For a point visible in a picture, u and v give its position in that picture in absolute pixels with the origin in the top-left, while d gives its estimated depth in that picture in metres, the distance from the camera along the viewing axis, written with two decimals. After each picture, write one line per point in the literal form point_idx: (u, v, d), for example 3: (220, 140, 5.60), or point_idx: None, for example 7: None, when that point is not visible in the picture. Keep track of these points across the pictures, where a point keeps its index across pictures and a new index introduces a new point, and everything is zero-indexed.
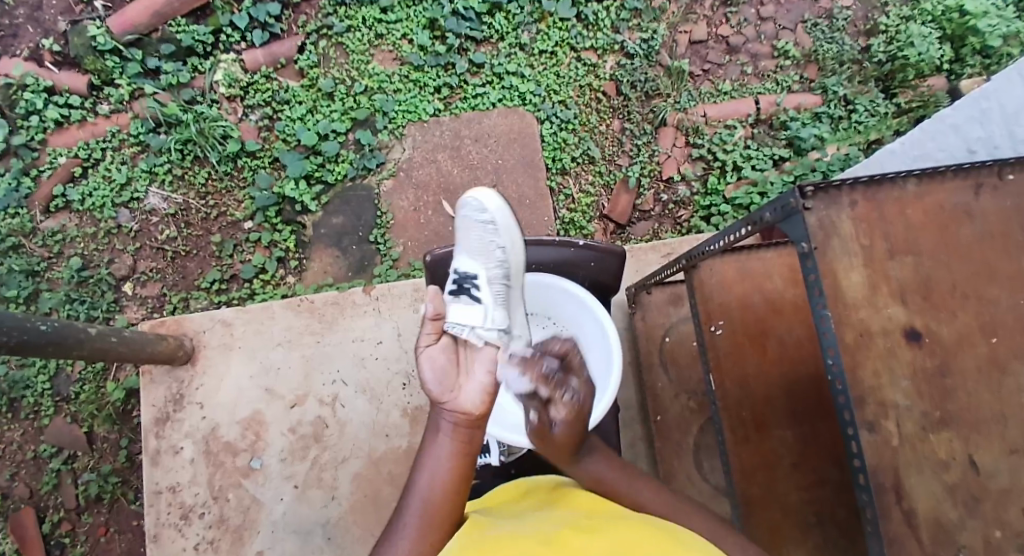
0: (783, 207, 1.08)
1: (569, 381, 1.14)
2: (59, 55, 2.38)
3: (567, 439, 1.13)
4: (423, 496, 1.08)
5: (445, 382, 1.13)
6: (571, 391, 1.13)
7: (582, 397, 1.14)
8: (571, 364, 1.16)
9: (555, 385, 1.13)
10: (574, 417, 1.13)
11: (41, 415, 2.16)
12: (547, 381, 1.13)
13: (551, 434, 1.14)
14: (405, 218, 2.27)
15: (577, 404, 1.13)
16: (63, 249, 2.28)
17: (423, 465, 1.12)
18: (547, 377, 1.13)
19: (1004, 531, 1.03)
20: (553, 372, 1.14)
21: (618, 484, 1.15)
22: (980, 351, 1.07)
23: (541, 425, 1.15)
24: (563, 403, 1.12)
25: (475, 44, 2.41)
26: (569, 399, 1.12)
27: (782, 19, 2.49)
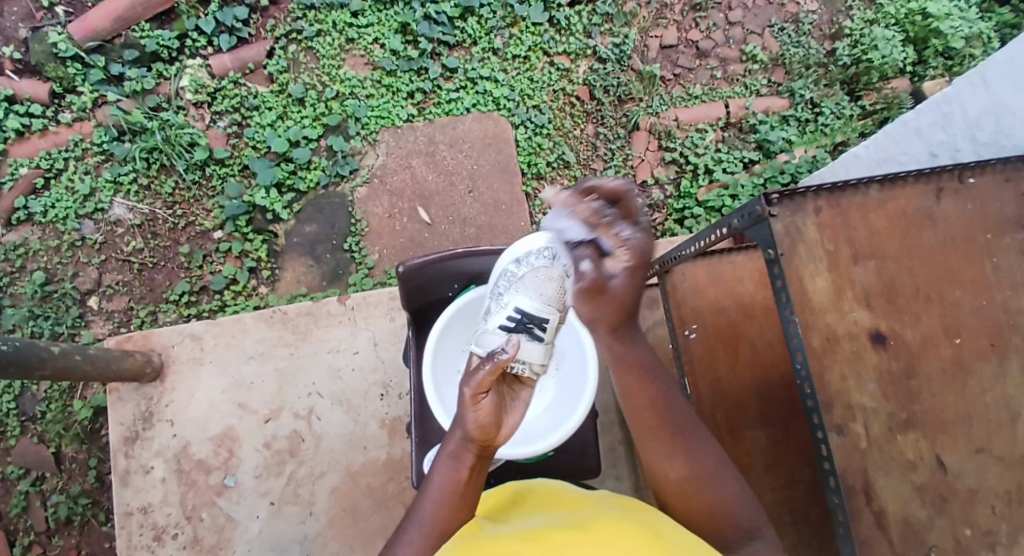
0: (750, 214, 1.11)
1: (629, 222, 1.08)
2: (19, 63, 2.32)
3: (629, 290, 1.13)
4: (434, 524, 1.06)
5: (486, 424, 1.02)
6: (630, 230, 1.08)
7: (642, 236, 1.08)
8: (626, 212, 1.08)
9: (608, 221, 1.07)
10: (637, 264, 1.10)
11: (7, 435, 2.10)
12: (603, 217, 1.07)
13: (608, 288, 1.12)
14: (380, 224, 2.25)
15: (638, 245, 1.08)
16: (25, 263, 2.22)
17: (434, 490, 1.07)
18: (601, 214, 1.07)
19: (972, 529, 1.04)
20: (604, 212, 1.07)
21: (647, 373, 1.21)
22: (944, 353, 1.09)
23: (598, 279, 1.11)
24: (625, 243, 1.08)
25: (448, 49, 2.41)
26: (626, 239, 1.07)
27: (749, 24, 2.52)
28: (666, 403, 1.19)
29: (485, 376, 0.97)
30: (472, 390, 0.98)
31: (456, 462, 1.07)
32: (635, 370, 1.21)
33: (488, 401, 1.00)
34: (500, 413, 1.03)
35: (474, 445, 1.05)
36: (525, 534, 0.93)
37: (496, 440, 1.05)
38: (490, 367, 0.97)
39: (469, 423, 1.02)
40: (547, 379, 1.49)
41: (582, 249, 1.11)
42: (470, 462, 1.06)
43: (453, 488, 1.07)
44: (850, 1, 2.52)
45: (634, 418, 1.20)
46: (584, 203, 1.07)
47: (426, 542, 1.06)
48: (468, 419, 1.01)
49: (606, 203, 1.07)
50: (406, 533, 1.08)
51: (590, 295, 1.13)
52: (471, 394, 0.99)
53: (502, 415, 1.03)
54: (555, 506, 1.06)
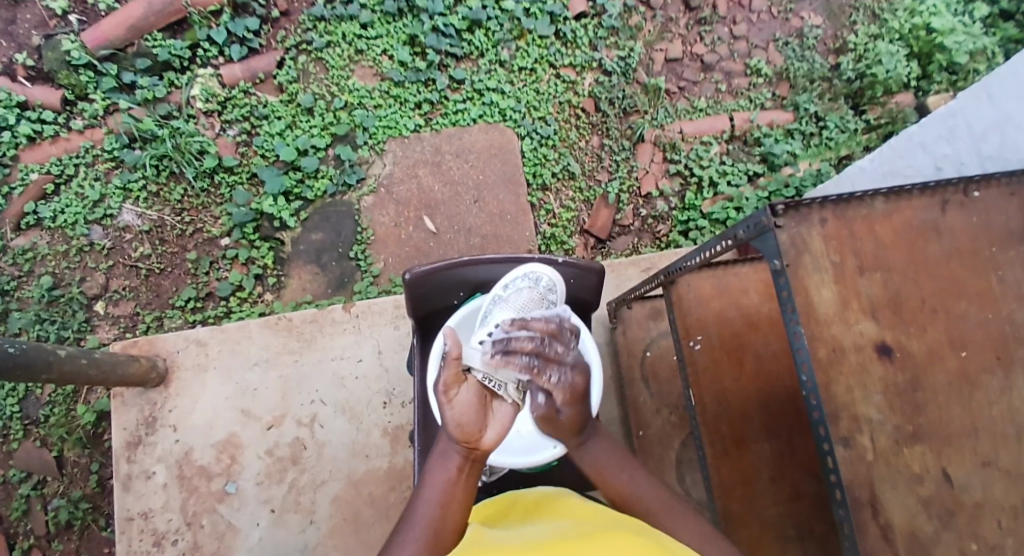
0: (756, 224, 1.10)
1: (557, 367, 1.06)
2: (33, 69, 2.35)
3: (574, 417, 1.12)
4: (432, 525, 1.06)
5: (466, 422, 1.10)
6: (558, 372, 1.06)
7: (572, 376, 1.07)
8: (551, 358, 1.06)
9: (539, 371, 1.05)
10: (575, 399, 1.09)
11: (10, 439, 2.10)
12: (532, 370, 1.05)
13: (557, 417, 1.11)
14: (385, 233, 2.26)
15: (570, 387, 1.07)
16: (33, 268, 2.23)
17: (428, 490, 1.10)
18: (529, 366, 1.06)
19: (978, 544, 1.04)
20: (532, 361, 1.05)
21: (619, 473, 1.16)
22: (950, 366, 1.09)
23: (547, 409, 1.09)
24: (557, 388, 1.06)
25: (455, 60, 2.43)
26: (557, 383, 1.06)
27: (755, 38, 2.54)
28: (636, 494, 1.14)
29: (450, 373, 1.09)
30: (444, 388, 1.10)
31: (444, 463, 1.12)
32: (602, 473, 1.16)
33: (463, 400, 1.11)
34: (480, 416, 1.11)
35: (460, 444, 1.12)
36: (526, 544, 0.93)
37: (481, 441, 1.11)
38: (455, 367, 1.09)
39: (449, 421, 1.10)
40: None
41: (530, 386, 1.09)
42: (458, 462, 1.11)
43: (444, 487, 1.10)
44: (855, 17, 2.53)
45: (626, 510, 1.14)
46: (515, 358, 1.06)
47: (421, 541, 1.05)
48: (449, 417, 1.10)
49: (535, 356, 1.06)
50: (400, 534, 1.07)
51: (542, 424, 1.11)
52: (444, 394, 1.10)
53: (483, 418, 1.12)
54: (557, 516, 1.06)
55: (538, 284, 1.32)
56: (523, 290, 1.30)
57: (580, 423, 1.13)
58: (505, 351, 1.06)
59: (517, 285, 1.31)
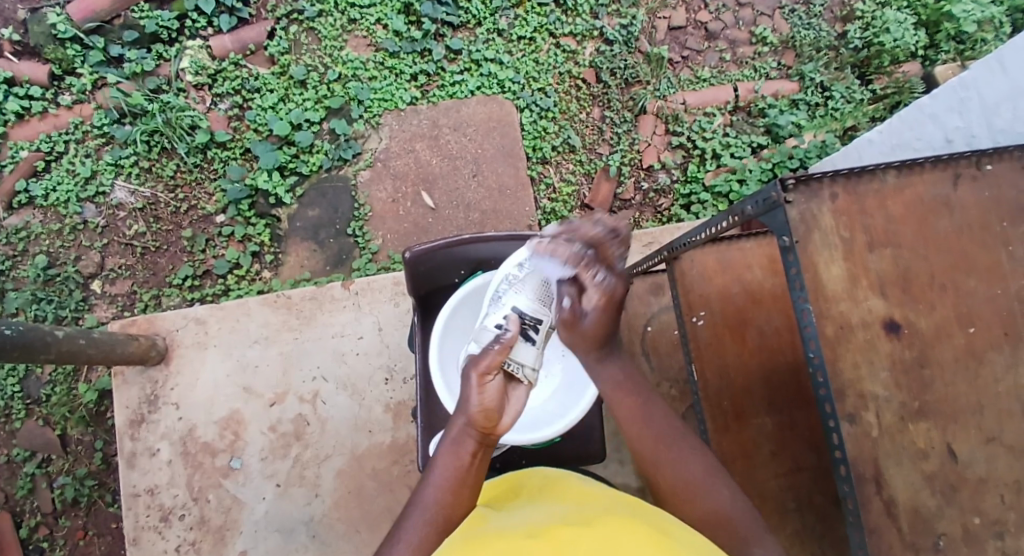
0: (766, 200, 1.08)
1: (603, 267, 1.07)
2: (19, 44, 2.29)
3: (601, 327, 1.10)
4: (438, 510, 1.05)
5: (490, 410, 1.07)
6: (606, 273, 1.07)
7: (616, 280, 1.07)
8: (605, 256, 1.07)
9: (586, 265, 1.08)
10: (608, 305, 1.08)
11: (12, 418, 2.10)
12: (582, 260, 1.08)
13: (581, 325, 1.10)
14: (383, 209, 2.23)
15: (610, 290, 1.07)
16: (28, 247, 2.21)
17: (437, 476, 1.07)
18: (579, 257, 1.08)
19: (982, 519, 1.04)
20: (585, 254, 1.08)
21: (632, 393, 1.15)
22: (958, 342, 1.08)
23: (571, 314, 1.11)
24: (598, 286, 1.07)
25: (452, 30, 2.37)
26: (601, 281, 1.07)
27: (759, 5, 2.48)
28: (645, 418, 1.14)
29: (495, 357, 1.08)
30: (482, 370, 1.07)
31: (458, 449, 1.08)
32: (617, 391, 1.16)
33: (491, 387, 1.08)
34: (503, 401, 1.09)
35: (475, 430, 1.08)
36: (529, 528, 0.93)
37: (498, 427, 1.09)
38: (500, 351, 1.09)
39: (472, 405, 1.07)
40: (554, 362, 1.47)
41: (565, 286, 1.11)
42: (471, 448, 1.08)
43: (456, 475, 1.07)
44: None
45: (631, 435, 1.14)
46: (566, 244, 1.10)
47: (428, 525, 1.04)
48: (473, 399, 1.07)
49: (590, 247, 1.08)
50: (407, 518, 1.06)
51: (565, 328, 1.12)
52: (477, 376, 1.07)
53: (504, 403, 1.09)
54: (561, 498, 1.06)
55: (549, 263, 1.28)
56: (535, 271, 1.26)
57: (607, 338, 1.13)
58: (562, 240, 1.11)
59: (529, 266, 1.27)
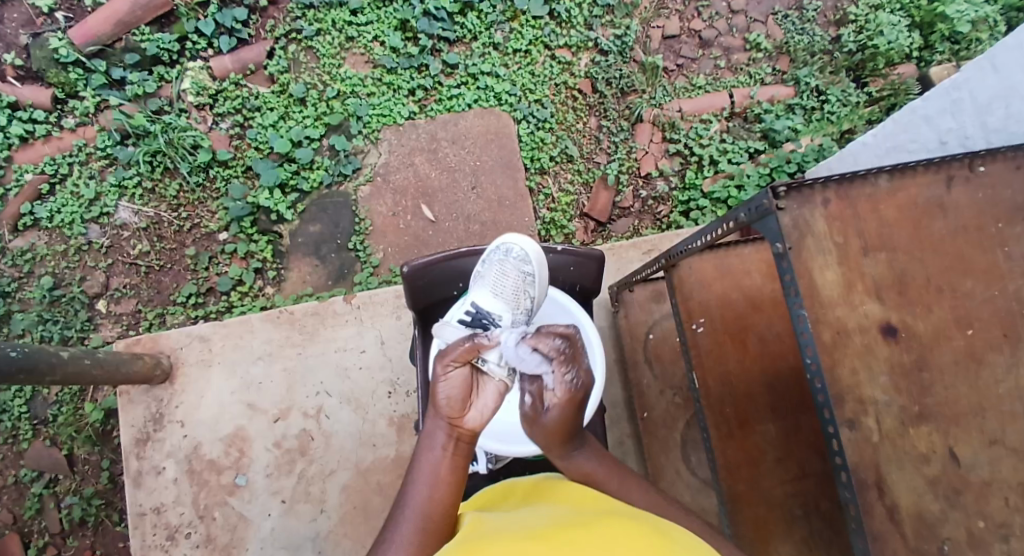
0: (757, 207, 1.08)
1: (575, 367, 1.05)
2: (22, 69, 2.33)
3: (559, 426, 1.08)
4: (418, 508, 1.06)
5: (455, 402, 1.09)
6: (573, 373, 1.05)
7: (582, 380, 1.06)
8: (577, 354, 1.05)
9: (562, 361, 1.05)
10: (570, 403, 1.07)
11: (20, 439, 2.12)
12: (561, 354, 1.05)
13: (542, 418, 1.09)
14: (384, 223, 2.25)
15: (576, 390, 1.06)
16: (33, 268, 2.23)
17: (417, 473, 1.10)
18: (558, 351, 1.05)
19: (987, 522, 1.03)
20: (561, 349, 1.05)
21: (608, 481, 1.13)
22: (956, 344, 1.08)
23: (532, 409, 1.10)
24: (564, 385, 1.05)
25: (448, 45, 2.39)
26: (569, 380, 1.05)
27: (752, 12, 2.49)
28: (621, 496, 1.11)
29: (463, 348, 1.08)
30: (446, 362, 1.08)
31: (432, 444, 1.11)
32: (588, 481, 1.12)
33: (457, 378, 1.09)
34: (471, 392, 1.10)
35: (446, 422, 1.10)
36: (524, 532, 0.93)
37: (467, 418, 1.10)
38: (471, 345, 1.08)
39: (442, 397, 1.09)
40: None
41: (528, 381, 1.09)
42: (442, 441, 1.10)
43: (432, 469, 1.09)
44: None
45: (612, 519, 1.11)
46: (547, 337, 1.06)
47: (410, 524, 1.05)
48: (441, 392, 1.08)
49: (567, 340, 1.05)
50: (393, 516, 1.08)
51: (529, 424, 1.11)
52: (442, 367, 1.08)
53: (472, 395, 1.10)
54: (557, 501, 1.07)
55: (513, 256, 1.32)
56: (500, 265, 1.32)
57: (569, 433, 1.10)
58: (540, 330, 1.07)
59: (495, 260, 1.33)
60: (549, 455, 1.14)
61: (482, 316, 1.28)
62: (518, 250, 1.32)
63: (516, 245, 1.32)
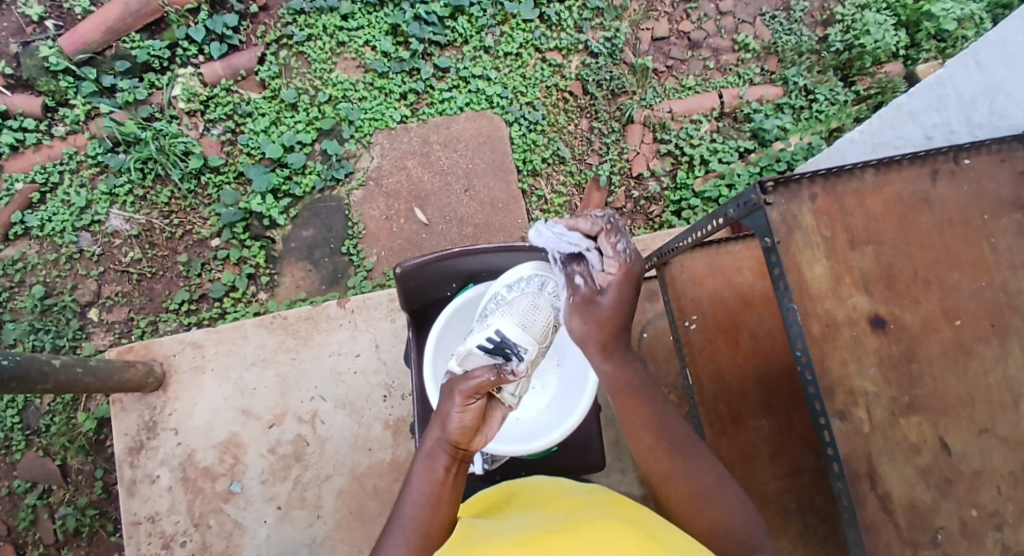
0: (746, 203, 1.09)
1: (623, 236, 1.05)
2: (12, 77, 2.32)
3: (618, 312, 1.07)
4: (416, 527, 1.07)
5: (467, 429, 1.07)
6: (623, 244, 1.05)
7: (634, 254, 1.05)
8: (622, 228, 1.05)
9: (608, 232, 1.04)
10: (626, 278, 1.05)
11: (12, 450, 2.10)
12: (606, 226, 1.04)
13: (600, 303, 1.07)
14: (377, 227, 2.25)
15: (629, 260, 1.05)
16: (25, 278, 2.22)
17: (414, 492, 1.08)
18: (598, 226, 1.05)
19: (979, 511, 1.04)
20: (604, 222, 1.05)
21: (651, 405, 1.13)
22: (945, 335, 1.09)
23: (588, 292, 1.07)
24: (616, 256, 1.04)
25: (439, 49, 2.40)
26: (622, 250, 1.04)
27: (740, 13, 2.51)
28: (660, 435, 1.12)
29: (487, 383, 1.04)
30: (465, 393, 1.04)
31: (431, 463, 1.09)
32: (631, 405, 1.13)
33: (473, 408, 1.06)
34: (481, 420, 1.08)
35: (450, 445, 1.08)
36: (516, 537, 0.94)
37: (472, 444, 1.09)
38: (494, 377, 1.04)
39: (452, 423, 1.07)
40: (546, 373, 1.48)
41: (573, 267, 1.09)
42: (445, 462, 1.08)
43: (431, 489, 1.08)
44: None
45: (645, 462, 1.13)
46: (585, 216, 1.06)
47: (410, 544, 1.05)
48: (454, 418, 1.06)
49: (608, 216, 1.05)
50: (390, 535, 1.07)
51: (580, 314, 1.08)
52: (460, 397, 1.05)
53: (483, 423, 1.09)
54: (549, 504, 1.07)
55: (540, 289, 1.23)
56: (524, 293, 1.23)
57: (624, 325, 1.09)
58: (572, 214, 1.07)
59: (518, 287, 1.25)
60: (592, 358, 1.12)
61: (504, 345, 1.16)
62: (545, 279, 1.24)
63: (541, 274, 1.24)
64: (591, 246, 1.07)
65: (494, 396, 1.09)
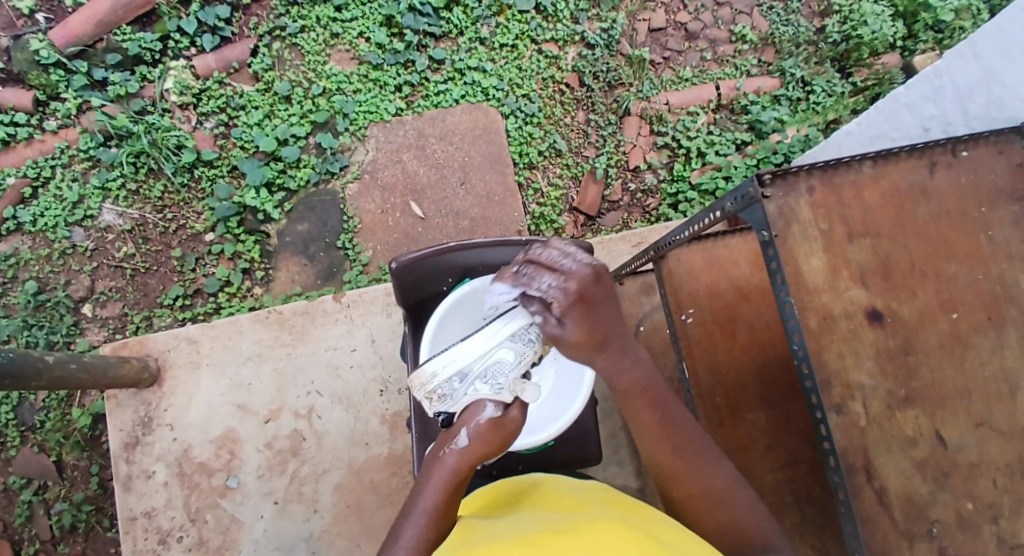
0: (743, 196, 1.08)
1: (550, 273, 0.95)
2: (2, 71, 2.30)
3: (586, 331, 0.97)
4: (428, 546, 1.05)
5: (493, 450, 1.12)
6: (551, 279, 0.95)
7: (572, 277, 0.94)
8: (545, 262, 0.96)
9: (529, 280, 0.97)
10: (580, 303, 0.95)
11: (7, 446, 2.09)
12: (519, 277, 0.98)
13: (562, 335, 0.98)
14: (373, 220, 2.24)
15: (563, 290, 0.94)
16: (17, 273, 2.21)
17: (430, 513, 1.06)
18: (519, 276, 0.98)
19: (976, 504, 1.04)
20: (522, 270, 0.98)
21: (653, 406, 1.10)
22: (942, 328, 1.09)
23: (549, 329, 0.99)
24: (548, 294, 0.95)
25: (434, 40, 2.38)
26: (550, 289, 0.95)
27: (737, 4, 2.50)
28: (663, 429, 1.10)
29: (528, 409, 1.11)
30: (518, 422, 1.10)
31: (455, 488, 1.09)
32: (638, 399, 1.09)
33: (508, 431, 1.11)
34: None
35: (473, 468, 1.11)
36: (515, 536, 0.93)
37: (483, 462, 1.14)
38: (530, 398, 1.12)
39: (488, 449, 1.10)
40: None
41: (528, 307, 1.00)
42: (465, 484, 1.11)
43: (450, 512, 1.08)
44: None
45: (648, 449, 1.12)
46: (506, 270, 1.00)
47: None
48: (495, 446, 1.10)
49: (523, 261, 0.98)
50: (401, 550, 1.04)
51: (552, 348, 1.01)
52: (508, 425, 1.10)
53: None
54: (548, 504, 1.07)
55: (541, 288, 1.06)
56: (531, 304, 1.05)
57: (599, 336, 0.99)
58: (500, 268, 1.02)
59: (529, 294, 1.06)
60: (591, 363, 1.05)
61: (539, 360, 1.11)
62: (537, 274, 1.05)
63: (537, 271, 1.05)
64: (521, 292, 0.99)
65: None
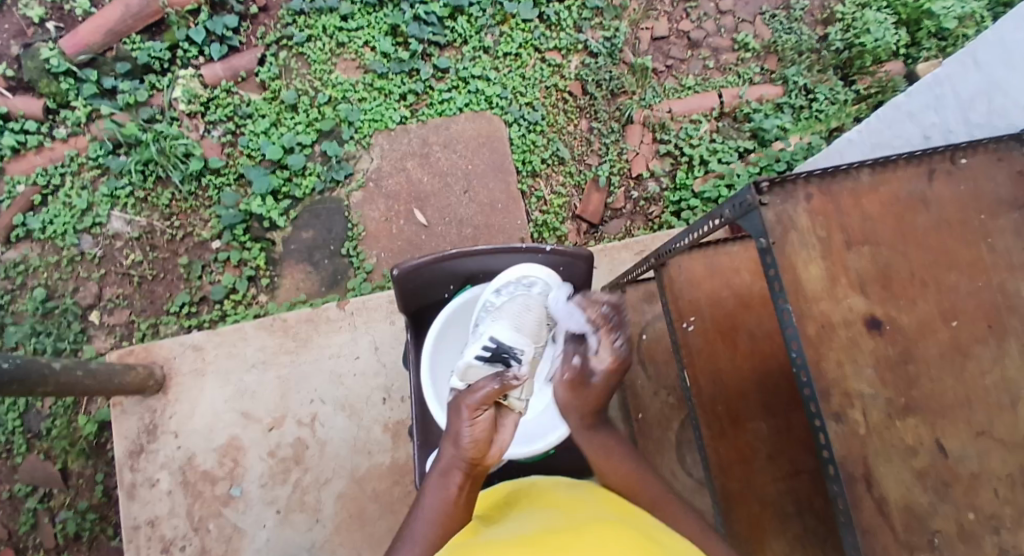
0: (742, 203, 1.09)
1: (620, 332, 1.21)
2: (13, 80, 2.33)
3: (600, 393, 1.22)
4: (424, 544, 1.07)
5: (482, 442, 1.11)
6: (620, 338, 1.20)
7: (629, 350, 1.21)
8: (623, 322, 1.22)
9: (612, 326, 1.21)
10: (615, 369, 1.20)
11: (14, 453, 2.11)
12: (607, 320, 1.21)
13: (588, 383, 1.22)
14: (377, 228, 2.25)
15: (622, 355, 1.20)
16: (26, 281, 2.23)
17: (425, 511, 1.10)
18: (605, 319, 1.21)
19: (977, 514, 1.04)
20: (610, 314, 1.22)
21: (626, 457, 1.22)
22: (942, 337, 1.09)
23: (579, 371, 1.22)
24: (613, 350, 1.20)
25: (438, 49, 2.40)
26: (619, 345, 1.20)
27: (740, 12, 2.51)
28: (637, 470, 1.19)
29: (490, 391, 1.11)
30: (473, 404, 1.10)
31: (445, 483, 1.11)
32: (609, 454, 1.22)
33: (484, 419, 1.11)
34: (495, 430, 1.14)
35: (464, 462, 1.11)
36: (514, 538, 0.93)
37: (487, 458, 1.13)
38: (497, 385, 1.12)
39: (464, 437, 1.11)
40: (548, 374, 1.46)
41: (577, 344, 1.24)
42: (459, 480, 1.11)
43: (443, 508, 1.09)
44: None
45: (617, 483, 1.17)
46: (596, 305, 1.23)
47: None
48: (465, 433, 1.10)
49: (613, 309, 1.22)
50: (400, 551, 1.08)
51: (569, 388, 1.22)
52: (469, 410, 1.11)
53: (496, 433, 1.14)
54: (548, 505, 1.07)
55: (530, 289, 1.37)
56: (515, 297, 1.37)
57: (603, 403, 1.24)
58: (591, 299, 1.24)
59: (508, 292, 1.37)
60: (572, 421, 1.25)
61: (501, 351, 1.33)
62: (538, 282, 1.37)
63: (533, 277, 1.37)
64: (593, 331, 1.22)
65: (503, 403, 1.17)
